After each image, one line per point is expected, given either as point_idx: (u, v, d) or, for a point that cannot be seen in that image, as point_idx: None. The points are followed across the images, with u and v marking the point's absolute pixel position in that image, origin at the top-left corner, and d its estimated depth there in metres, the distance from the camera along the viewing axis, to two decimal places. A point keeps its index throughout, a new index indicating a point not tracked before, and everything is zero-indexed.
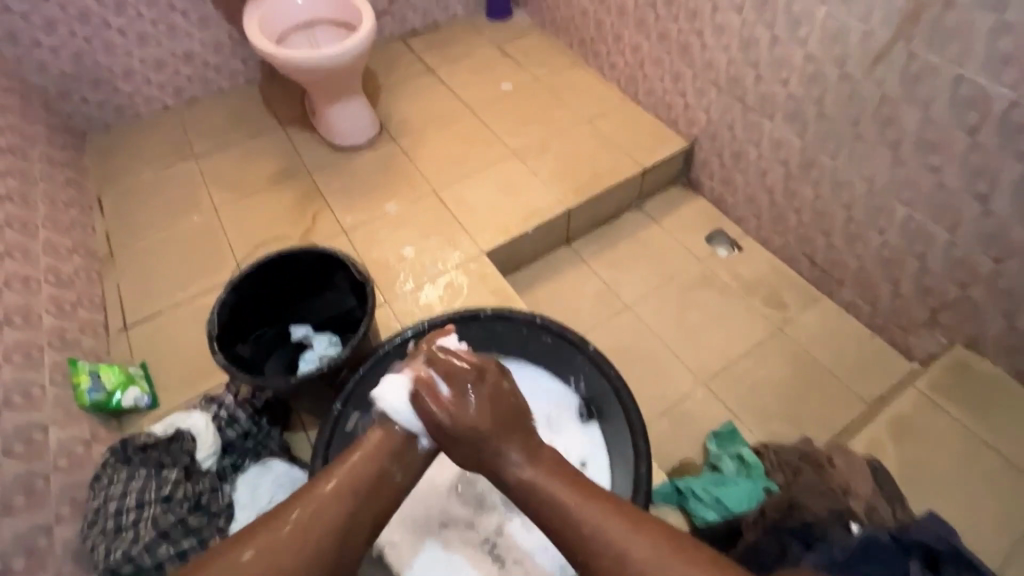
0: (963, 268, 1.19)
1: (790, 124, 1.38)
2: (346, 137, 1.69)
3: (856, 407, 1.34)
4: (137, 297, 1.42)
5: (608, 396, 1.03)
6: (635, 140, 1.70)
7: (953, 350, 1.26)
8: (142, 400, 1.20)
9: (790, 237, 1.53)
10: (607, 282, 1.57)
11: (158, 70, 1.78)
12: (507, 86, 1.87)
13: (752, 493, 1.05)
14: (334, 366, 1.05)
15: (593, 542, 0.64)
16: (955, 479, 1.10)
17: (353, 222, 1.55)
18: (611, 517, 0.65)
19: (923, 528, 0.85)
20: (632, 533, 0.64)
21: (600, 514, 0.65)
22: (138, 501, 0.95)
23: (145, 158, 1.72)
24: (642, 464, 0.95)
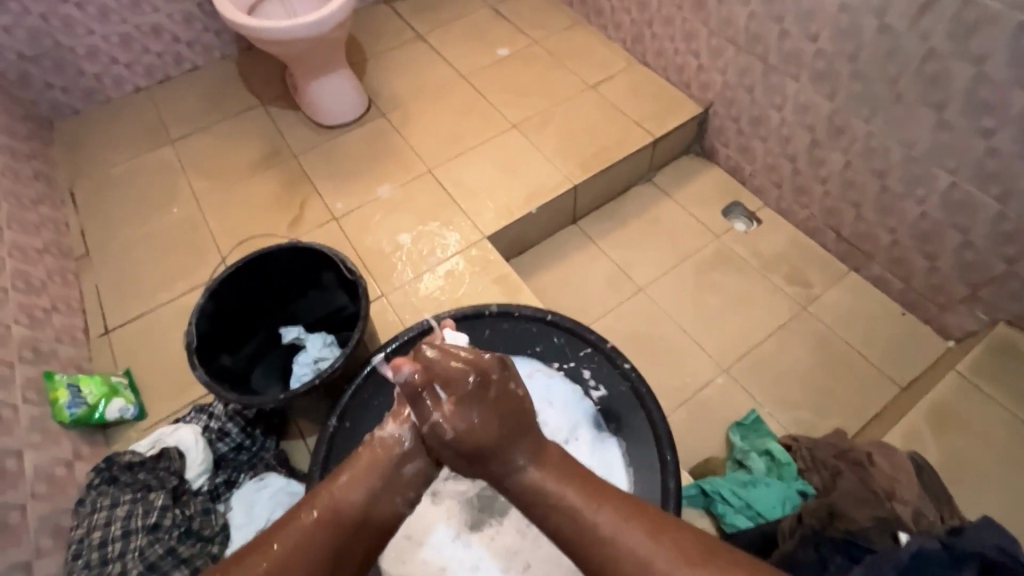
0: (1012, 242, 1.08)
1: (818, 86, 1.25)
2: (332, 116, 1.56)
3: (887, 390, 1.26)
4: (117, 298, 1.33)
5: (626, 397, 0.99)
6: (643, 108, 1.57)
7: (996, 329, 1.17)
8: (128, 412, 1.12)
9: (814, 209, 1.42)
10: (617, 263, 1.47)
11: (125, 48, 1.63)
12: (503, 51, 1.73)
13: (785, 497, 1.03)
14: (329, 376, 0.97)
15: (610, 552, 0.58)
16: (996, 470, 1.04)
17: (343, 208, 1.44)
18: (635, 525, 0.59)
19: (979, 536, 0.79)
20: (654, 545, 0.57)
21: (626, 520, 0.60)
22: (123, 530, 0.89)
23: (117, 145, 1.60)
24: (671, 476, 0.90)
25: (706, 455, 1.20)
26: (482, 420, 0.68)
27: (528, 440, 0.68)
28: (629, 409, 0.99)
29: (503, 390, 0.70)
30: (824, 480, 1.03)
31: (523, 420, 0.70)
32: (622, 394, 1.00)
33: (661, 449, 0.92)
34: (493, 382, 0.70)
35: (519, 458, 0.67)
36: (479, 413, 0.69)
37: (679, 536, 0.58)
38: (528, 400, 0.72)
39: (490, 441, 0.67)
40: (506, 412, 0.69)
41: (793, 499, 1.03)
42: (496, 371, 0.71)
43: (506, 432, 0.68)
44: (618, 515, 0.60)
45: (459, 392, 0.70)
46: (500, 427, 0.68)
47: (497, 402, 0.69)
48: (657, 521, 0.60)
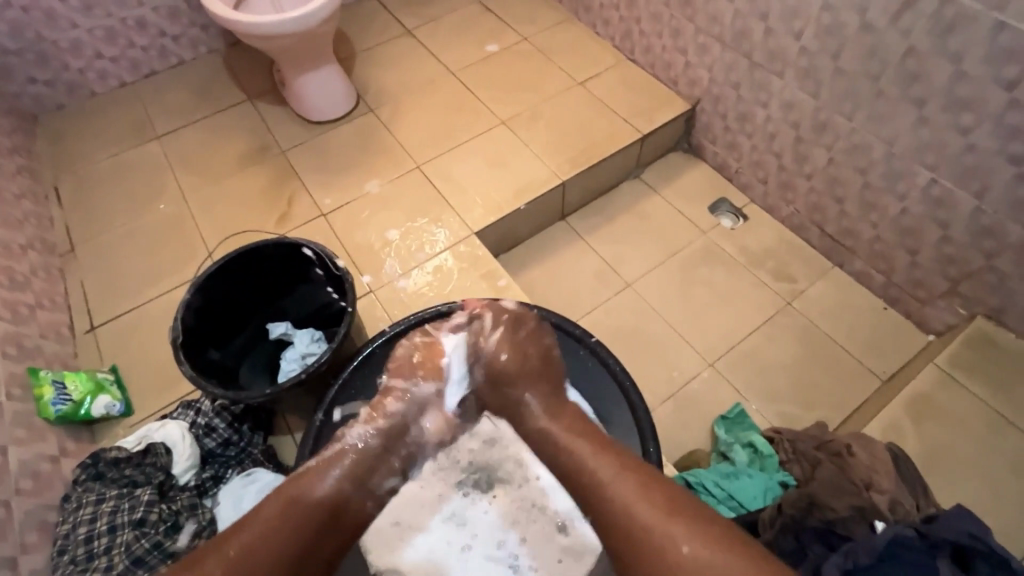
0: (989, 236, 1.11)
1: (802, 83, 1.27)
2: (321, 112, 1.56)
3: (869, 384, 1.28)
4: (103, 294, 1.32)
5: (612, 390, 1.00)
6: (631, 104, 1.58)
7: (974, 322, 1.19)
8: (114, 408, 1.12)
9: (799, 205, 1.44)
10: (605, 258, 1.48)
11: (110, 42, 1.61)
12: (492, 47, 1.73)
13: (766, 487, 1.05)
14: (315, 371, 0.98)
15: (605, 505, 0.67)
16: (974, 460, 1.07)
17: (331, 204, 1.43)
18: (627, 478, 0.68)
19: (952, 523, 0.83)
20: (642, 499, 0.65)
21: (622, 472, 0.69)
22: (109, 526, 0.90)
23: (103, 140, 1.58)
24: (654, 468, 0.91)
25: (691, 448, 1.22)
26: (512, 356, 0.84)
27: (545, 381, 0.83)
28: (614, 403, 1.00)
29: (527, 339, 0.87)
30: (804, 470, 1.06)
31: (548, 362, 0.86)
32: (608, 387, 1.01)
33: (645, 442, 0.94)
34: (528, 321, 0.89)
35: (531, 400, 0.81)
36: (510, 352, 0.84)
37: (665, 489, 0.66)
38: (542, 353, 0.86)
39: (520, 369, 0.84)
40: (533, 353, 0.85)
41: (775, 490, 1.05)
42: (529, 319, 0.90)
43: (530, 367, 0.84)
44: (614, 469, 0.69)
45: (495, 333, 0.86)
46: (525, 363, 0.84)
47: (528, 338, 0.87)
48: (649, 477, 0.68)
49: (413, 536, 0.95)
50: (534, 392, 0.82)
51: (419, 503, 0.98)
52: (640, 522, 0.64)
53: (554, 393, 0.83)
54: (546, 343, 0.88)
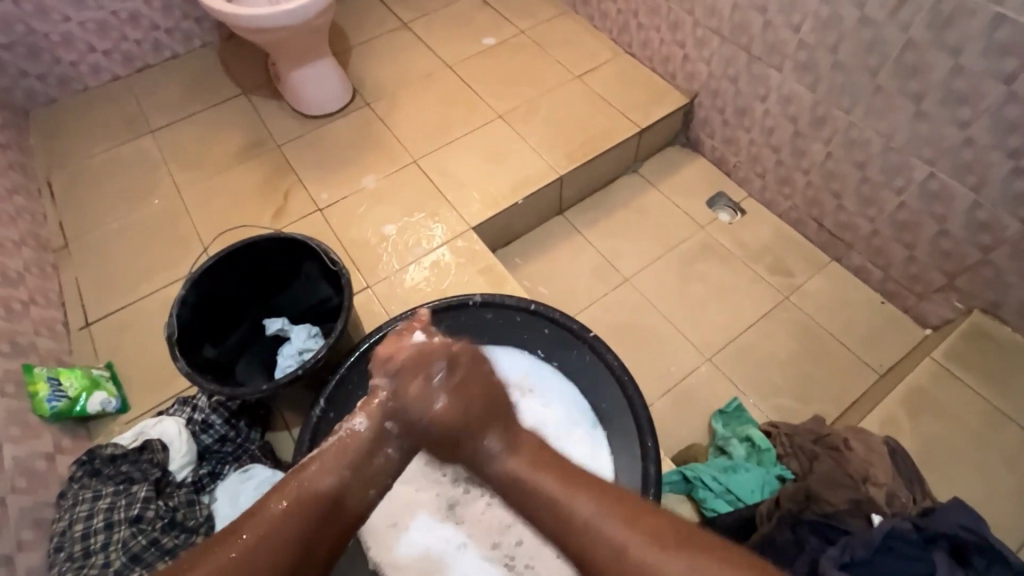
0: (987, 231, 1.11)
1: (800, 77, 1.26)
2: (314, 106, 1.55)
3: (866, 377, 1.29)
4: (97, 290, 1.31)
5: (610, 385, 1.01)
6: (629, 98, 1.57)
7: (971, 316, 1.20)
8: (110, 405, 1.11)
9: (797, 200, 1.43)
10: (603, 253, 1.48)
11: (102, 35, 1.60)
12: (489, 41, 1.71)
13: (764, 481, 1.06)
14: (312, 367, 0.97)
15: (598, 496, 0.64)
16: (969, 452, 1.07)
17: (328, 199, 1.42)
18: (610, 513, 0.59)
19: (949, 517, 0.84)
20: (628, 530, 0.58)
21: (599, 508, 0.60)
22: (105, 522, 0.89)
23: (96, 134, 1.57)
24: (651, 463, 0.92)
25: (689, 442, 1.22)
26: (448, 408, 0.70)
27: (500, 416, 0.71)
28: (613, 398, 1.00)
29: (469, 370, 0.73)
30: (802, 464, 1.06)
31: (495, 402, 0.73)
32: (606, 382, 1.01)
33: (643, 438, 0.94)
34: (459, 367, 0.72)
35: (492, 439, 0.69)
36: (451, 398, 0.71)
37: (652, 519, 0.59)
38: (486, 385, 0.73)
39: (461, 422, 0.70)
40: (472, 397, 0.71)
41: (772, 483, 1.06)
42: (463, 360, 0.74)
43: (472, 417, 0.70)
44: (593, 503, 0.61)
45: (424, 381, 0.71)
46: (467, 414, 0.70)
47: (462, 384, 0.72)
48: (633, 507, 0.60)
49: (407, 537, 0.95)
50: (492, 434, 0.69)
51: (413, 503, 0.98)
52: (634, 561, 0.56)
53: (513, 421, 0.72)
54: (491, 375, 0.74)
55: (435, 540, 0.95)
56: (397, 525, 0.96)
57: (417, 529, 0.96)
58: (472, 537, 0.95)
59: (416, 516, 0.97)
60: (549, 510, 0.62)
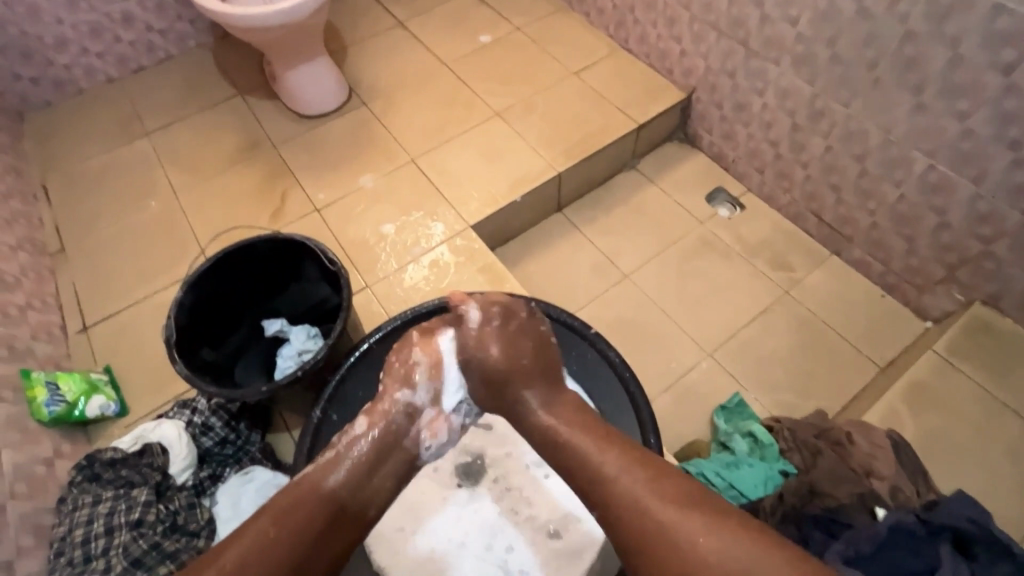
0: (986, 223, 1.10)
1: (798, 70, 1.25)
2: (315, 105, 1.54)
3: (867, 371, 1.28)
4: (94, 294, 1.30)
5: (610, 380, 1.01)
6: (626, 95, 1.56)
7: (971, 308, 1.20)
8: (109, 409, 1.10)
9: (796, 194, 1.43)
10: (603, 250, 1.47)
11: (95, 37, 1.58)
12: (485, 38, 1.71)
13: (767, 476, 1.05)
14: (312, 368, 0.97)
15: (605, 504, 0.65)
16: (972, 446, 1.07)
17: (325, 200, 1.42)
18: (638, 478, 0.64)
19: (952, 510, 0.84)
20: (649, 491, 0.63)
21: (628, 467, 0.66)
22: (106, 527, 0.89)
23: (91, 137, 1.56)
24: (656, 460, 0.91)
25: (690, 439, 1.22)
26: (500, 353, 0.81)
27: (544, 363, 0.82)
28: (612, 394, 1.00)
29: (520, 326, 0.84)
30: (805, 459, 1.05)
31: (543, 350, 0.83)
32: (608, 379, 1.01)
33: (646, 440, 0.93)
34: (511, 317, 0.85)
35: (532, 390, 0.80)
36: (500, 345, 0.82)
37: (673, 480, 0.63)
38: (533, 337, 0.84)
39: (511, 367, 0.81)
40: (524, 347, 0.82)
41: (775, 478, 1.06)
42: (512, 312, 0.86)
43: (524, 363, 0.81)
44: (622, 463, 0.66)
45: (482, 324, 0.84)
46: (517, 363, 0.81)
47: (515, 335, 0.84)
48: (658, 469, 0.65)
49: (408, 541, 0.94)
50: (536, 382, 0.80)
51: (413, 508, 0.98)
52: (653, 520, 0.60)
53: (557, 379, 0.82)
54: (545, 332, 0.85)
55: (432, 546, 0.94)
56: (396, 530, 0.95)
57: (415, 535, 0.95)
58: (470, 544, 0.94)
59: (415, 522, 0.96)
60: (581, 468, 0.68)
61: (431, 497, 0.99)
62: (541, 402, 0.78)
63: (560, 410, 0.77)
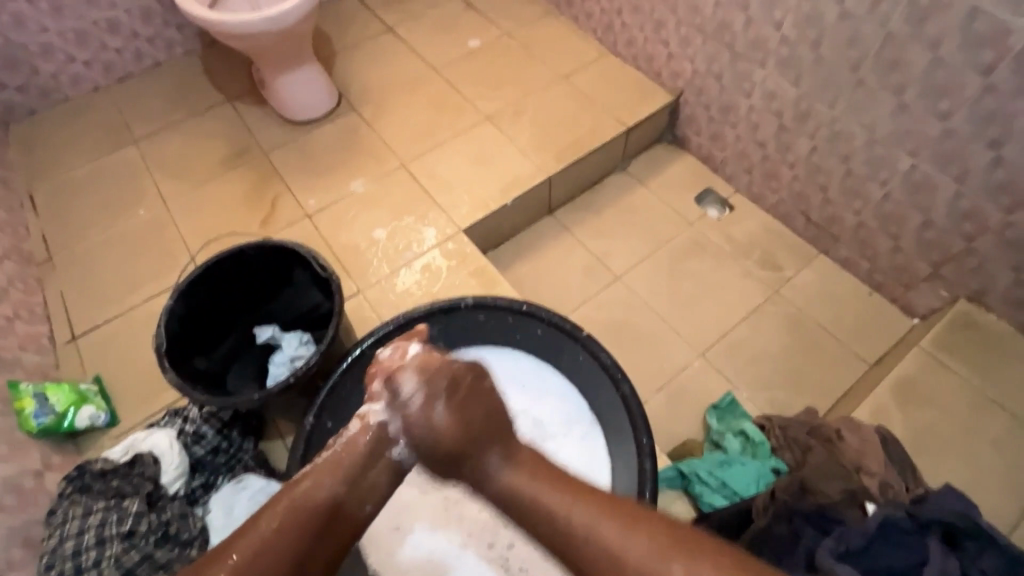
0: (970, 220, 1.12)
1: (783, 72, 1.27)
2: (305, 111, 1.54)
3: (856, 367, 1.30)
4: (82, 303, 1.29)
5: (603, 382, 1.01)
6: (614, 97, 1.57)
7: (957, 305, 1.21)
8: (99, 419, 1.10)
9: (783, 195, 1.45)
10: (594, 252, 1.48)
11: (82, 45, 1.58)
12: (474, 43, 1.71)
13: (758, 474, 1.06)
14: (304, 374, 0.97)
15: None
16: (960, 440, 1.08)
17: (316, 205, 1.42)
18: (605, 518, 0.59)
19: (942, 504, 0.85)
20: (626, 534, 0.57)
21: (598, 513, 0.59)
22: (97, 539, 0.88)
23: (78, 146, 1.55)
24: (648, 459, 0.92)
25: (683, 438, 1.23)
26: (449, 421, 0.71)
27: (494, 437, 0.70)
28: (605, 396, 1.01)
29: (474, 387, 0.73)
30: (796, 456, 1.07)
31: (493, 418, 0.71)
32: (600, 380, 1.01)
33: (640, 442, 0.94)
34: (460, 386, 0.72)
35: (490, 455, 0.68)
36: (449, 412, 0.71)
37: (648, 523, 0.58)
38: (486, 410, 0.72)
39: (459, 440, 0.69)
40: (475, 413, 0.71)
41: (767, 476, 1.07)
42: (464, 380, 0.73)
43: (476, 425, 0.70)
44: (592, 510, 0.60)
45: (420, 405, 0.72)
46: (469, 425, 0.70)
47: (465, 400, 0.72)
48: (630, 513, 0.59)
49: (406, 544, 0.94)
50: (493, 451, 0.68)
51: (409, 509, 0.97)
52: (631, 566, 0.55)
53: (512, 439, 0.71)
54: (491, 398, 0.73)
55: (430, 547, 0.94)
56: (393, 533, 0.95)
57: (413, 537, 0.95)
58: (467, 543, 0.95)
59: (413, 523, 0.96)
60: (554, 535, 0.61)
61: (428, 497, 0.98)
62: (502, 463, 0.67)
63: (519, 468, 0.67)
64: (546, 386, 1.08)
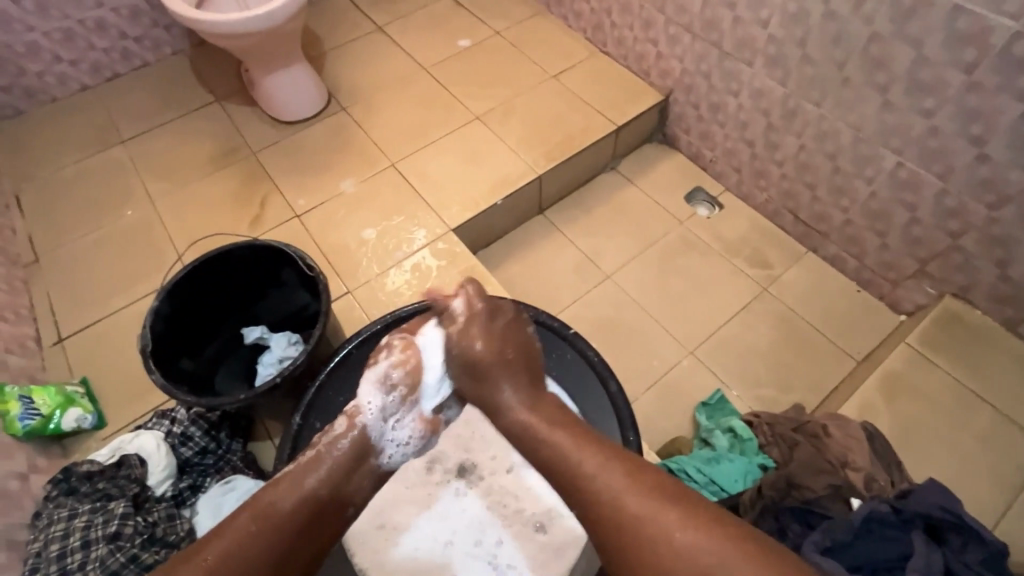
0: (954, 217, 1.13)
1: (771, 71, 1.28)
2: (295, 110, 1.53)
3: (844, 364, 1.31)
4: (69, 305, 1.28)
5: (591, 381, 1.02)
6: (604, 97, 1.57)
7: (942, 301, 1.23)
8: (85, 421, 1.09)
9: (771, 193, 1.46)
10: (584, 251, 1.48)
11: (69, 45, 1.56)
12: (464, 42, 1.71)
13: (747, 471, 1.07)
14: (291, 374, 0.97)
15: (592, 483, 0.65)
16: (946, 436, 1.09)
17: (305, 205, 1.41)
18: (614, 465, 0.65)
19: (925, 497, 0.86)
20: (628, 483, 0.63)
21: (608, 461, 0.66)
22: (83, 541, 0.87)
23: (65, 146, 1.53)
24: (635, 457, 0.93)
25: (673, 435, 1.23)
26: (484, 346, 0.84)
27: (522, 367, 0.83)
28: (593, 395, 1.01)
29: (505, 326, 0.87)
30: (783, 452, 1.07)
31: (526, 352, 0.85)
32: (587, 379, 1.02)
33: (626, 440, 0.95)
34: (501, 316, 0.88)
35: (509, 388, 0.81)
36: (486, 340, 0.84)
37: (652, 475, 0.64)
38: (518, 343, 0.86)
39: (495, 359, 0.83)
40: (508, 344, 0.84)
41: (755, 472, 1.08)
42: (504, 314, 0.89)
43: (506, 355, 0.83)
44: (600, 459, 0.66)
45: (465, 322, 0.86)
46: (500, 356, 0.83)
47: (500, 333, 0.85)
48: (634, 463, 0.66)
49: (392, 543, 0.94)
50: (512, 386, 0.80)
51: (396, 508, 0.97)
52: (630, 511, 0.60)
53: (536, 379, 0.83)
54: (521, 338, 0.87)
55: (417, 546, 0.94)
56: (380, 533, 0.95)
57: (399, 536, 0.95)
58: (454, 542, 0.94)
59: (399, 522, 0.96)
60: None
61: (413, 496, 0.98)
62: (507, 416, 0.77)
63: (536, 409, 0.77)
64: (540, 387, 1.04)
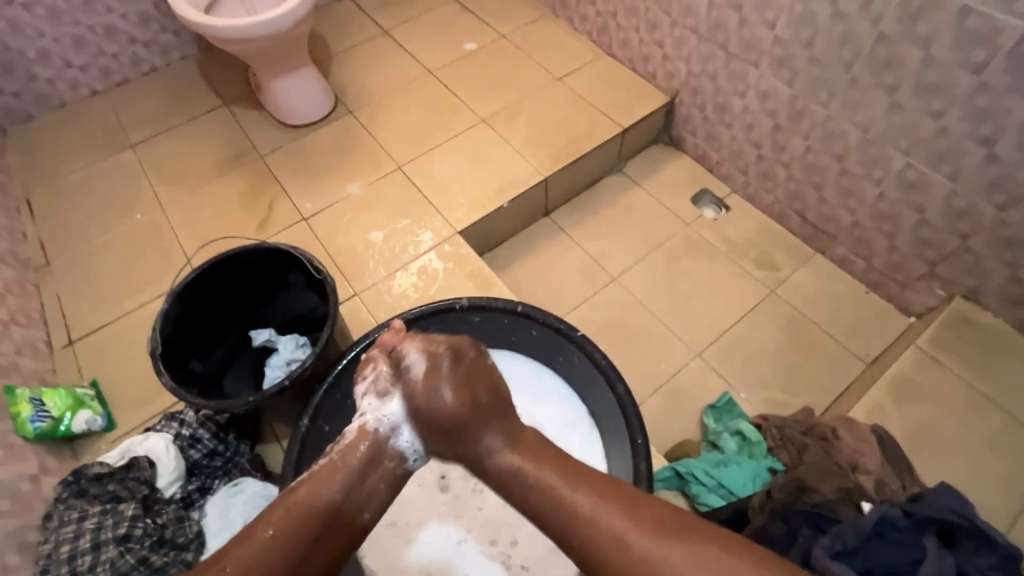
0: (964, 218, 1.12)
1: (777, 72, 1.28)
2: (301, 114, 1.54)
3: (853, 366, 1.30)
4: (79, 308, 1.29)
5: (599, 382, 1.01)
6: (610, 99, 1.58)
7: (952, 303, 1.22)
8: (96, 423, 1.09)
9: (779, 195, 1.45)
10: (590, 253, 1.48)
11: (79, 50, 1.58)
12: (470, 45, 1.72)
13: (755, 474, 1.07)
14: (299, 377, 0.97)
15: (583, 519, 0.62)
16: (957, 440, 1.08)
17: (312, 208, 1.42)
18: (608, 503, 0.62)
19: (938, 502, 0.85)
20: (628, 521, 0.60)
21: (599, 503, 0.62)
22: (93, 543, 0.88)
23: (75, 151, 1.55)
24: (643, 460, 0.92)
25: (681, 438, 1.23)
26: (454, 399, 0.74)
27: (498, 415, 0.74)
28: (601, 397, 1.01)
29: (476, 364, 0.78)
30: (791, 455, 1.07)
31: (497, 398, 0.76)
32: (595, 381, 1.02)
33: (635, 443, 0.93)
34: (463, 360, 0.77)
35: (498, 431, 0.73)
36: (454, 391, 0.75)
37: (649, 511, 0.61)
38: (490, 387, 0.76)
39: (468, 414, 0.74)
40: (480, 388, 0.75)
41: (764, 476, 1.07)
42: (466, 354, 0.78)
43: (480, 402, 0.74)
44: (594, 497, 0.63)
45: (427, 377, 0.76)
46: (473, 404, 0.74)
47: (470, 375, 0.76)
48: (630, 499, 0.63)
49: (404, 542, 0.94)
50: (491, 430, 0.73)
51: (406, 507, 0.97)
52: (633, 553, 0.58)
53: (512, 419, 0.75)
54: (493, 376, 0.78)
55: (428, 546, 0.94)
56: (391, 532, 0.95)
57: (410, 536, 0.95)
58: (467, 541, 0.94)
59: (410, 521, 0.96)
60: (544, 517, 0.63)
61: (424, 496, 0.98)
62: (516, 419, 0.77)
63: (519, 448, 0.71)
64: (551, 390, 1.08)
